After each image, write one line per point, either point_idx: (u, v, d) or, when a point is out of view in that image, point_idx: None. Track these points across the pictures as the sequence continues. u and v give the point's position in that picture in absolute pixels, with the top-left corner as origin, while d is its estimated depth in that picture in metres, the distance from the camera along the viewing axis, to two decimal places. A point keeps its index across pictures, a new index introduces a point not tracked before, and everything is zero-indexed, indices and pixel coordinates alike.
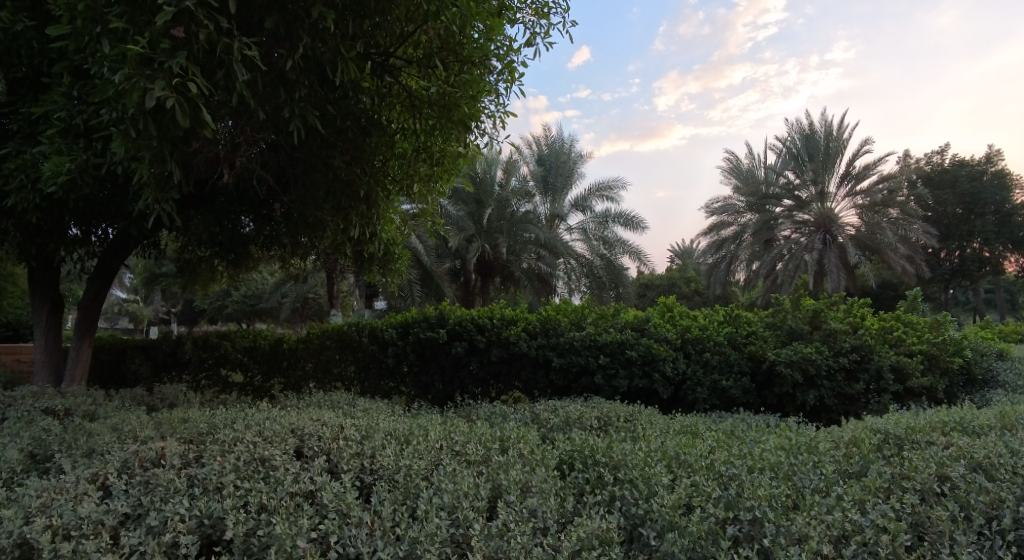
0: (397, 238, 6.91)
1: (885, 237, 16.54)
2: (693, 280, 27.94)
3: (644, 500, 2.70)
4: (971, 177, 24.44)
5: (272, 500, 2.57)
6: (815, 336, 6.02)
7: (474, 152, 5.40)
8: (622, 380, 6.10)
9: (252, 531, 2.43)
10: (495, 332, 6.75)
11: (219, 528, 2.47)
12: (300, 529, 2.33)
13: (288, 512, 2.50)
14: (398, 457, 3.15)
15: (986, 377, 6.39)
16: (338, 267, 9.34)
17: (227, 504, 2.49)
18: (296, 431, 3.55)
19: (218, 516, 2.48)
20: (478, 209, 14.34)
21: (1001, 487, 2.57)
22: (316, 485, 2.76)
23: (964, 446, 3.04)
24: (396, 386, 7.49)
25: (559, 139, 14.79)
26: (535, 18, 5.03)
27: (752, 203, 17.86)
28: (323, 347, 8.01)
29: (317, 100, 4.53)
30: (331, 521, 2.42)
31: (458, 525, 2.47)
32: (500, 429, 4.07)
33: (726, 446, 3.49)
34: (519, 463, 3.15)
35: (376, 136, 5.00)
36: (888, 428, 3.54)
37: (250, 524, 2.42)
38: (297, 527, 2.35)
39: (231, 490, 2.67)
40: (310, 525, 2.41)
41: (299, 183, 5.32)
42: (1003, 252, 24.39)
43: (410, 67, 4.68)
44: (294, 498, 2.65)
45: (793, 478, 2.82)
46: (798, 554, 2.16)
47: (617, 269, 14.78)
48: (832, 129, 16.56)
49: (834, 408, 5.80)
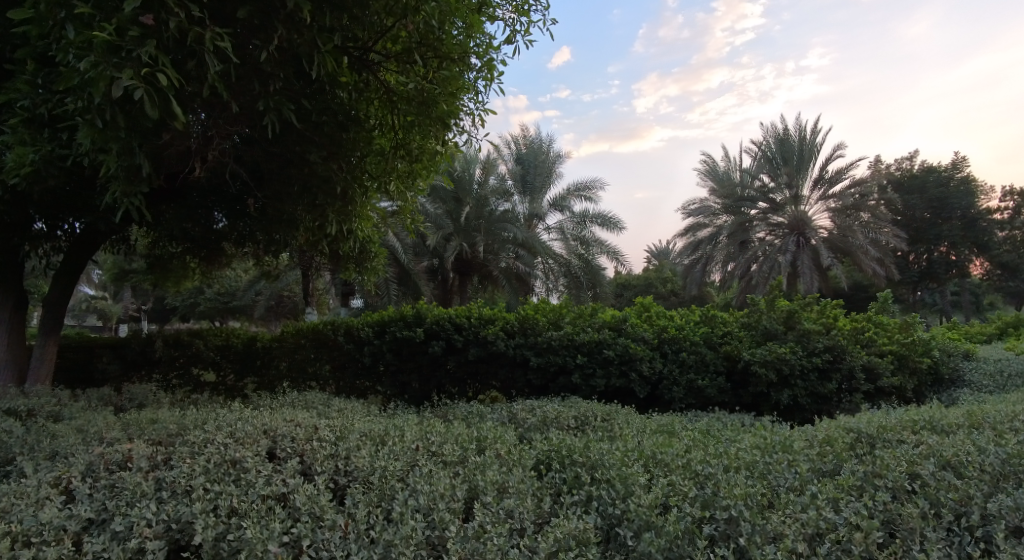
0: (374, 236, 6.85)
1: (856, 240, 16.84)
2: (670, 280, 28.18)
3: (621, 500, 2.69)
4: (939, 183, 25.02)
5: (243, 503, 2.51)
6: (789, 337, 6.09)
7: (453, 150, 5.34)
8: (599, 379, 6.12)
9: (222, 536, 2.37)
10: (473, 332, 6.71)
11: (188, 532, 2.42)
12: (271, 533, 2.29)
13: (260, 515, 2.45)
14: (373, 458, 3.12)
15: (954, 376, 6.50)
16: (313, 264, 9.21)
17: (196, 507, 2.43)
18: (269, 432, 3.48)
19: (187, 521, 2.42)
20: (456, 207, 14.33)
21: (970, 484, 2.60)
22: (288, 487, 2.71)
23: (934, 444, 3.08)
24: (372, 386, 7.43)
25: (537, 139, 14.78)
26: (516, 15, 4.99)
27: (727, 205, 18.00)
28: (298, 346, 7.86)
29: (293, 94, 4.43)
30: (304, 525, 2.38)
31: (433, 527, 2.43)
32: (477, 429, 4.04)
33: (703, 446, 3.51)
34: (496, 463, 3.13)
35: (353, 131, 4.90)
36: (861, 427, 3.58)
37: (220, 529, 2.36)
38: (269, 531, 2.31)
39: (201, 493, 2.60)
40: (282, 529, 2.36)
41: (273, 179, 5.21)
42: (969, 255, 25.04)
43: (388, 62, 4.63)
44: (265, 501, 2.59)
45: (768, 477, 2.83)
46: (773, 553, 2.17)
47: (595, 268, 14.78)
48: (806, 133, 16.83)
49: (807, 407, 5.89)
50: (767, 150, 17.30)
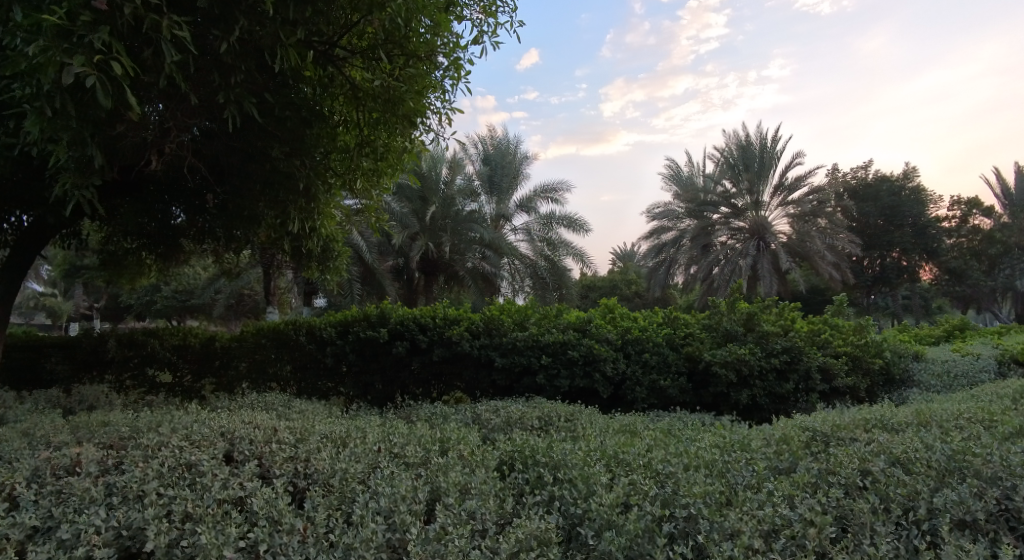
0: (338, 235, 6.76)
1: (813, 245, 17.28)
2: (634, 282, 28.49)
3: (583, 500, 2.71)
4: (891, 192, 25.87)
5: (197, 508, 2.45)
6: (749, 338, 6.25)
7: (419, 148, 5.31)
8: (563, 380, 6.15)
9: (176, 542, 2.32)
10: (438, 332, 6.68)
11: (139, 540, 2.35)
12: (227, 539, 2.25)
13: (215, 520, 2.40)
14: (334, 460, 3.08)
15: (904, 377, 6.72)
16: (275, 262, 9.06)
17: (148, 513, 2.36)
18: (226, 434, 3.41)
19: (138, 527, 2.35)
20: (422, 206, 14.26)
21: (918, 479, 2.69)
22: (245, 491, 2.65)
23: (884, 442, 3.18)
24: (335, 387, 7.32)
25: (504, 139, 14.81)
26: (484, 16, 4.99)
27: (690, 209, 18.28)
28: (258, 347, 7.68)
29: (255, 87, 4.34)
30: (261, 529, 2.34)
31: (394, 529, 2.41)
32: (440, 430, 4.03)
33: (664, 446, 3.54)
34: (459, 464, 3.12)
35: (318, 127, 4.85)
36: (816, 426, 3.68)
37: (173, 535, 2.30)
38: (224, 536, 2.27)
39: (154, 499, 2.53)
40: (239, 534, 2.32)
41: (234, 174, 5.11)
42: (919, 261, 25.93)
43: (354, 58, 4.55)
44: (222, 505, 2.54)
45: (727, 475, 2.89)
46: (730, 550, 2.21)
47: (561, 269, 14.84)
48: (767, 140, 17.22)
49: (765, 407, 6.01)
50: (729, 156, 17.62)
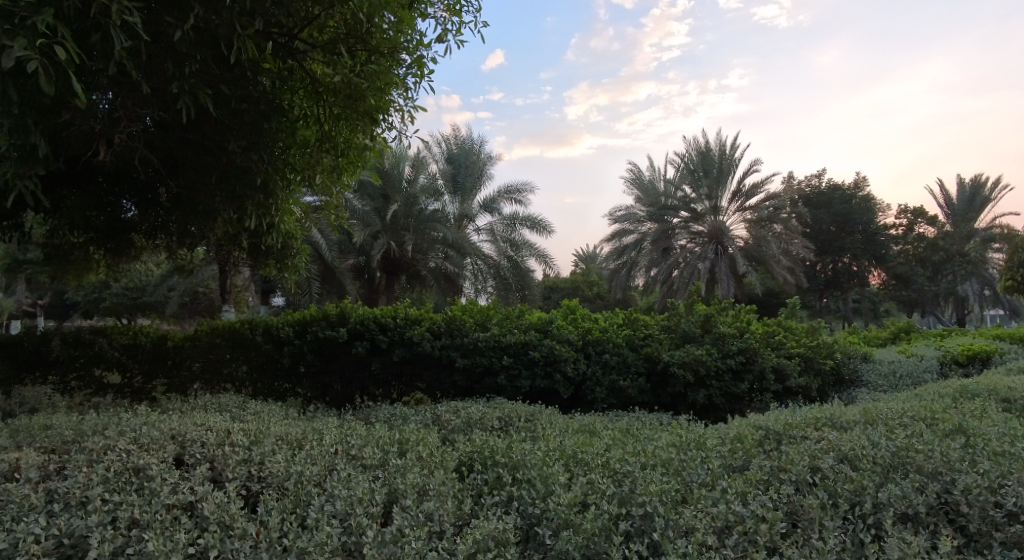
0: (297, 232, 6.65)
1: (769, 250, 17.71)
2: (595, 284, 28.75)
3: (541, 500, 2.72)
4: (843, 200, 26.70)
5: (145, 514, 2.38)
6: (706, 340, 6.37)
7: (381, 145, 5.26)
8: (524, 380, 6.17)
9: (121, 550, 2.24)
10: (398, 332, 6.62)
11: (82, 548, 2.26)
12: (176, 545, 2.19)
13: (164, 526, 2.33)
14: (289, 463, 3.03)
15: (854, 377, 6.93)
16: (232, 259, 8.86)
17: (92, 520, 2.28)
18: (177, 437, 3.32)
19: (82, 535, 2.26)
20: (384, 205, 14.13)
21: (864, 475, 2.78)
22: (196, 496, 2.59)
23: (833, 439, 3.28)
24: (292, 387, 7.20)
25: (468, 139, 14.78)
26: (448, 14, 4.97)
27: (651, 213, 18.52)
28: (212, 346, 7.49)
29: (211, 78, 4.24)
30: (212, 534, 2.28)
31: (350, 532, 2.38)
32: (399, 431, 3.99)
33: (622, 445, 3.58)
34: (418, 466, 3.09)
35: (276, 122, 4.70)
36: (769, 424, 3.77)
37: (119, 542, 2.22)
38: (173, 542, 2.21)
39: (98, 505, 2.44)
40: (188, 539, 2.26)
41: (189, 168, 4.98)
42: (869, 266, 26.80)
43: (314, 51, 4.46)
44: (171, 511, 2.47)
45: (682, 473, 2.94)
46: (684, 547, 2.24)
47: (524, 270, 14.89)
48: (725, 147, 17.59)
49: (722, 406, 6.13)
50: (689, 162, 17.85)
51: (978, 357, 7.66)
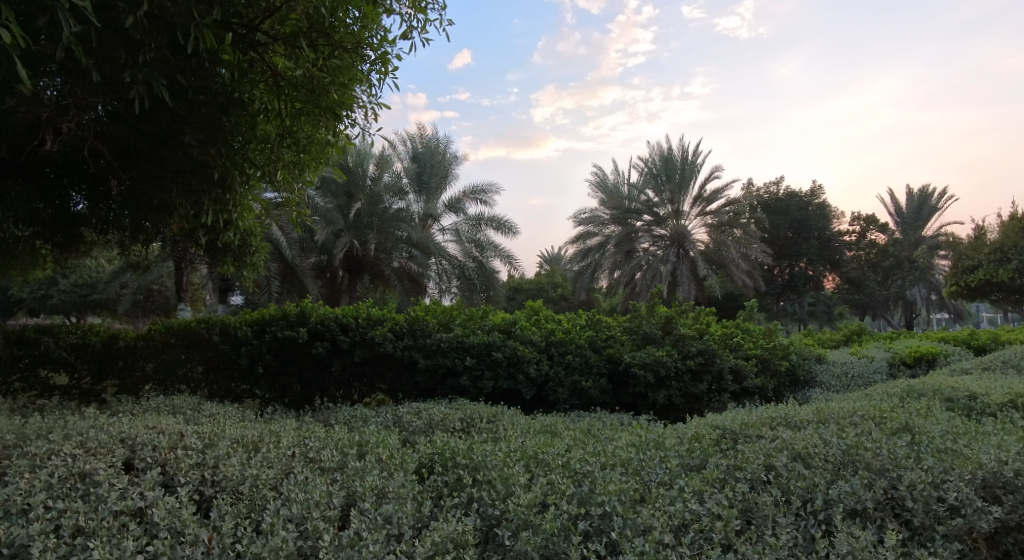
0: (256, 229, 6.52)
1: (728, 254, 18.06)
2: (559, 286, 28.90)
3: (501, 500, 2.72)
4: (800, 206, 27.41)
5: (91, 521, 2.30)
6: (666, 341, 6.46)
7: (344, 142, 5.20)
8: (487, 381, 6.15)
9: (64, 558, 2.16)
10: (359, 332, 6.54)
11: (22, 557, 2.16)
12: (123, 552, 2.12)
13: (111, 533, 2.26)
14: (244, 466, 2.96)
15: (808, 378, 7.11)
16: (188, 256, 8.63)
17: (34, 528, 2.19)
18: (126, 440, 3.22)
19: (22, 544, 2.17)
20: (347, 202, 14.03)
21: (816, 473, 2.85)
22: (145, 501, 2.51)
23: (787, 438, 3.35)
24: (249, 389, 7.06)
25: (434, 138, 14.72)
26: (413, 11, 4.94)
27: (615, 216, 18.69)
28: (166, 346, 7.28)
29: (167, 68, 4.13)
30: (162, 541, 2.21)
31: (306, 537, 2.34)
32: (359, 433, 3.94)
33: (583, 445, 3.60)
34: (377, 468, 3.06)
35: (236, 115, 4.61)
36: (726, 424, 3.84)
37: (62, 551, 2.14)
38: (120, 550, 2.14)
39: (41, 512, 2.35)
40: (136, 547, 2.19)
41: (144, 161, 4.85)
42: (824, 271, 27.56)
43: (275, 44, 4.39)
44: (118, 518, 2.39)
45: (641, 473, 2.97)
46: (641, 545, 2.26)
47: (489, 271, 14.89)
48: (688, 152, 17.90)
49: (681, 407, 6.22)
50: (652, 167, 18.15)
51: (925, 358, 7.95)
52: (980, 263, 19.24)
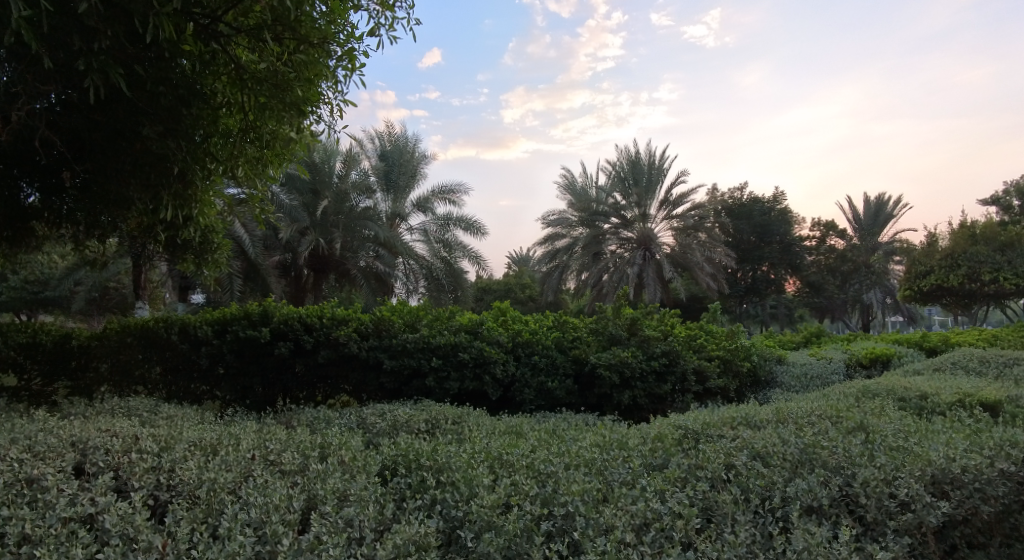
0: (218, 226, 6.37)
1: (693, 257, 18.32)
2: (527, 287, 28.97)
3: (465, 502, 2.71)
4: (763, 212, 27.96)
5: (37, 529, 2.22)
6: (632, 342, 6.52)
7: (309, 139, 5.13)
8: (453, 382, 6.12)
9: None
10: (324, 332, 6.45)
11: None
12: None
13: (59, 541, 2.18)
14: (202, 470, 2.89)
15: (769, 378, 7.25)
16: (146, 253, 8.39)
17: None
18: (77, 444, 3.11)
19: None
20: (313, 200, 13.81)
21: (774, 471, 2.91)
22: (96, 508, 2.44)
23: (747, 437, 3.41)
24: (209, 390, 6.92)
25: (402, 137, 14.62)
26: (381, 8, 4.90)
27: (583, 218, 18.77)
28: (122, 346, 7.08)
29: (124, 58, 4.02)
30: (113, 548, 2.15)
31: (265, 541, 2.29)
32: (321, 435, 3.88)
33: (547, 446, 3.61)
34: (339, 470, 3.01)
35: (196, 108, 4.51)
36: (688, 424, 3.89)
37: None
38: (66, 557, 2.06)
39: None
40: (85, 553, 2.12)
41: (99, 155, 4.71)
42: (785, 274, 28.17)
43: (239, 36, 4.32)
44: (66, 524, 2.31)
45: (605, 473, 2.99)
46: (603, 545, 2.27)
47: (457, 271, 14.84)
48: (655, 157, 18.11)
49: (645, 407, 6.28)
50: (620, 170, 18.32)
51: (880, 360, 8.19)
52: (932, 268, 19.89)
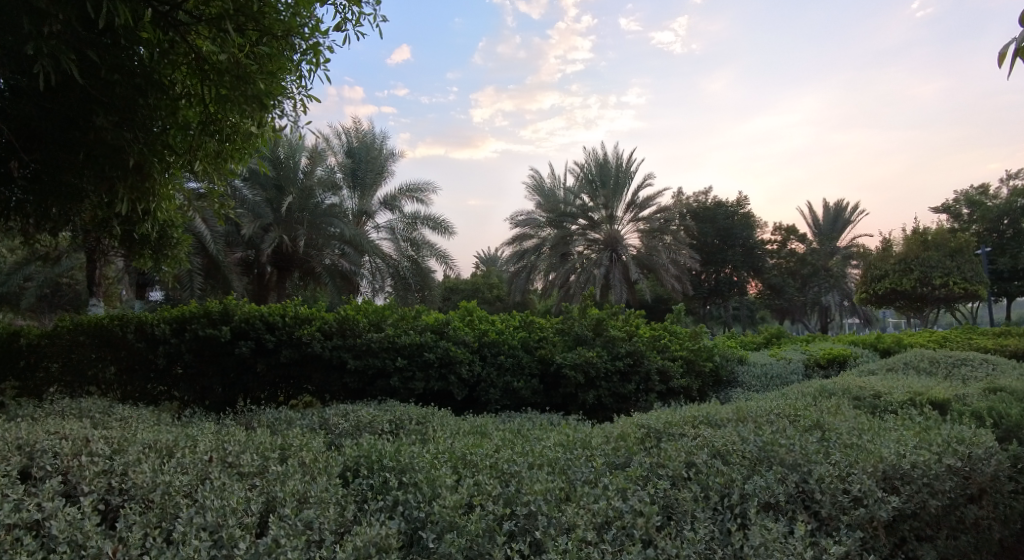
0: (177, 221, 6.20)
1: (659, 258, 18.54)
2: (495, 287, 28.96)
3: (427, 502, 2.69)
4: (727, 215, 28.44)
5: None
6: (597, 342, 6.56)
7: (272, 133, 5.04)
8: (418, 382, 6.07)
9: None
10: (286, 332, 6.33)
11: None
12: None
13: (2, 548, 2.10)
14: (156, 473, 2.81)
15: (730, 378, 7.37)
16: (101, 249, 8.14)
17: None
18: (24, 447, 3.00)
19: None
20: (277, 196, 13.56)
21: (733, 468, 2.95)
22: (43, 513, 2.35)
23: (709, 436, 3.46)
24: (167, 391, 6.76)
25: (370, 134, 14.48)
26: (348, 2, 4.84)
27: (551, 219, 18.75)
28: (74, 345, 6.86)
29: (78, 44, 3.89)
30: (59, 555, 2.07)
31: (220, 546, 2.24)
32: (282, 436, 3.81)
33: (511, 445, 3.61)
34: (299, 472, 2.96)
35: (154, 98, 4.39)
36: (651, 423, 3.93)
37: None
38: None
39: None
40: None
41: (52, 146, 4.55)
42: (748, 276, 28.71)
43: (199, 25, 4.22)
44: (11, 531, 2.22)
45: (568, 472, 3.00)
46: (564, 544, 2.27)
47: (424, 270, 14.73)
48: (622, 159, 18.28)
49: (609, 406, 6.32)
50: (588, 172, 18.45)
51: (837, 360, 8.40)
52: (887, 272, 20.46)
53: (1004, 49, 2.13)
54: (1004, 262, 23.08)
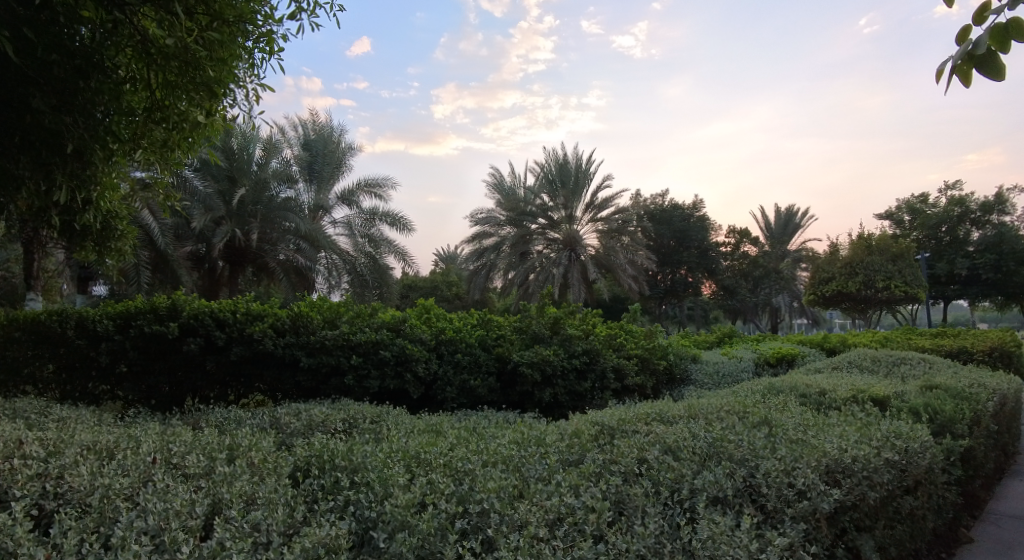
0: (121, 212, 5.97)
1: (616, 258, 18.75)
2: (454, 285, 28.85)
3: (379, 502, 2.65)
4: (683, 218, 28.94)
5: None
6: (554, 340, 6.59)
7: (223, 123, 4.91)
8: (373, 380, 6.01)
9: None
10: (237, 328, 6.17)
11: None
12: None
13: None
14: (95, 476, 2.71)
15: (683, 376, 7.50)
16: (38, 239, 7.81)
17: None
18: None
19: None
20: (229, 188, 13.20)
21: (684, 464, 3.00)
22: None
23: (661, 433, 3.51)
24: (110, 390, 6.52)
25: (327, 127, 14.24)
26: None
27: (511, 218, 18.76)
28: (9, 342, 6.56)
29: (14, 22, 3.74)
30: None
31: (162, 549, 2.16)
32: (230, 436, 3.72)
33: (466, 443, 3.59)
34: (247, 473, 2.88)
35: (96, 81, 4.26)
36: (605, 420, 3.97)
37: None
38: None
39: None
40: None
41: None
42: (702, 278, 29.29)
43: (145, 8, 4.09)
44: None
45: (521, 469, 3.00)
46: (516, 540, 2.27)
47: (382, 268, 14.55)
48: (582, 160, 18.44)
49: (565, 404, 6.35)
50: (548, 172, 18.57)
51: (785, 359, 8.65)
52: (834, 275, 21.09)
53: (944, 68, 2.16)
54: (942, 267, 24.09)
